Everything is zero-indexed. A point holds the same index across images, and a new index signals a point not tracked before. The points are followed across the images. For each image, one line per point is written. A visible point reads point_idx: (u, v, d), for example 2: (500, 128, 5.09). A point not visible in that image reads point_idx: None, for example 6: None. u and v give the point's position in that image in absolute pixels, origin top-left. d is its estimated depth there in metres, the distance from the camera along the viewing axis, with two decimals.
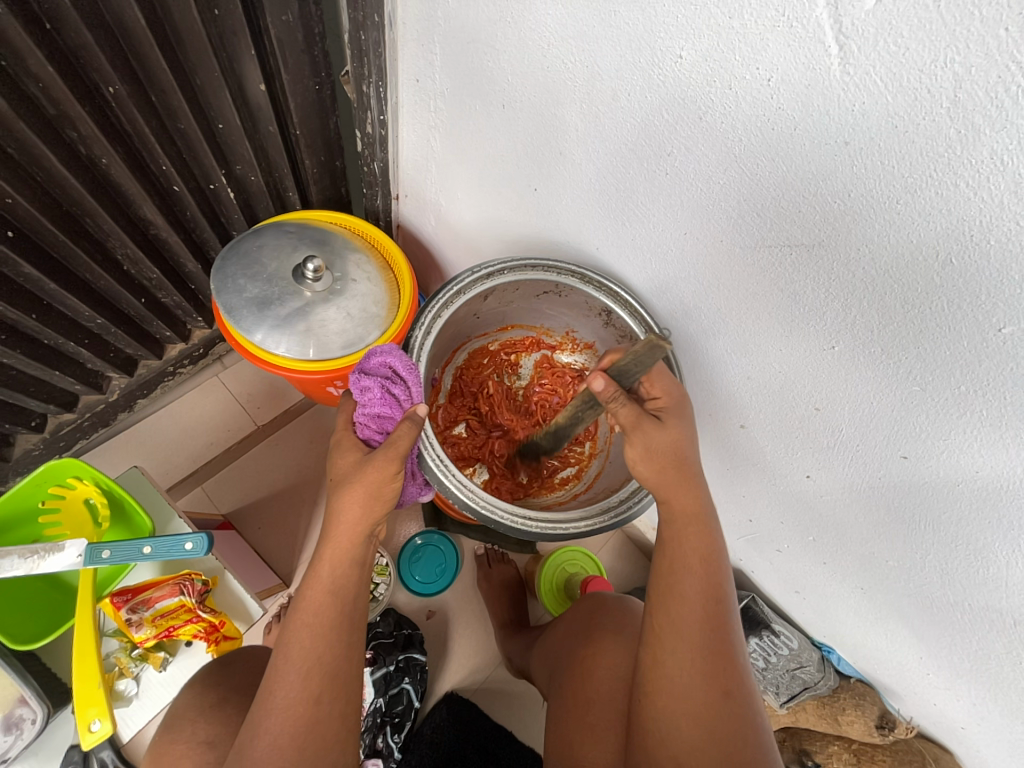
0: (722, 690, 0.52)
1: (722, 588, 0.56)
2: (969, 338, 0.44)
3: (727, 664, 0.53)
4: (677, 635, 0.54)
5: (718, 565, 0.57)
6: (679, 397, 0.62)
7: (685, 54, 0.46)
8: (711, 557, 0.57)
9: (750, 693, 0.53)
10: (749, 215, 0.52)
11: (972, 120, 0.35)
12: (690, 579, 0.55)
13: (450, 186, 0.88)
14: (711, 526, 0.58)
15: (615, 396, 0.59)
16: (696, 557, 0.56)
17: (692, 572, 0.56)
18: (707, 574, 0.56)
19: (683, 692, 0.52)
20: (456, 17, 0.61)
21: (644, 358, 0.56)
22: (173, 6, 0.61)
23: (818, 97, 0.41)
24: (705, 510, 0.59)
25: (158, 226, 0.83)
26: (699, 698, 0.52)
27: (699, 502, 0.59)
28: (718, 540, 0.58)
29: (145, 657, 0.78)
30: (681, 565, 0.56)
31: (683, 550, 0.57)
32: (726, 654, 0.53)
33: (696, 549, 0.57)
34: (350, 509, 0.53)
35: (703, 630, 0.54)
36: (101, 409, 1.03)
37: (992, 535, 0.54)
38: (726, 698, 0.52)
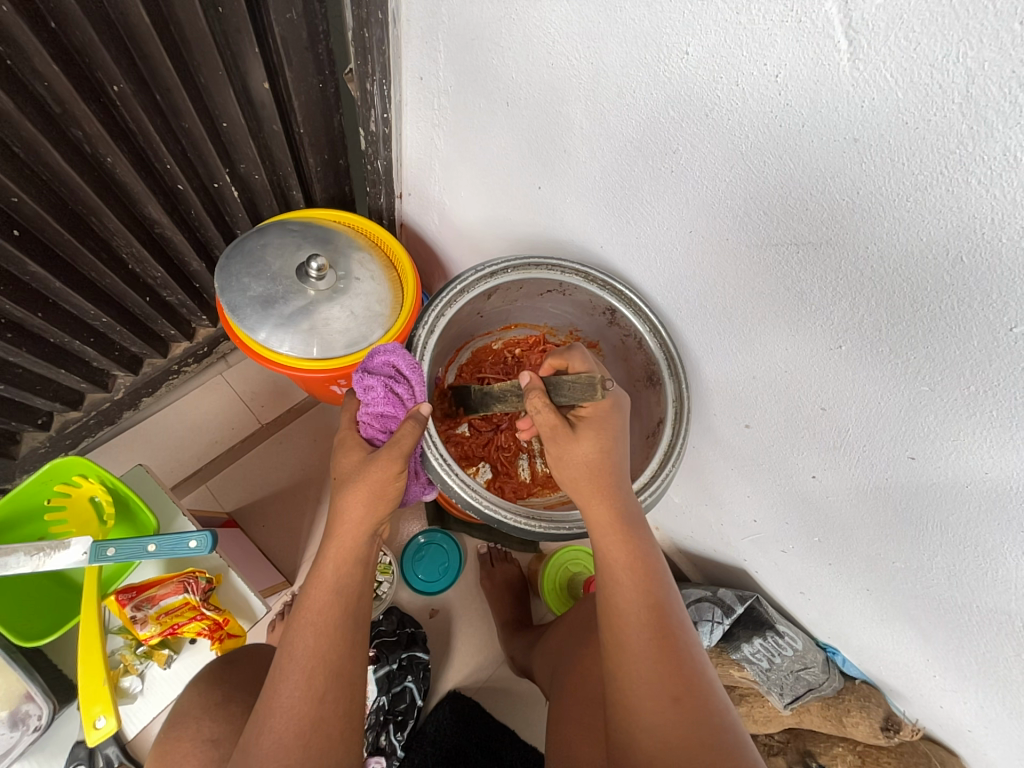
0: (673, 696, 0.51)
1: (655, 594, 0.56)
2: (979, 337, 0.44)
3: (674, 670, 0.52)
4: (619, 645, 0.54)
5: (649, 573, 0.57)
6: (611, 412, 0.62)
7: (692, 50, 0.46)
8: (641, 566, 0.57)
9: (709, 696, 0.52)
10: (756, 213, 0.52)
11: (985, 115, 0.35)
12: (619, 590, 0.56)
13: (454, 184, 0.87)
14: (640, 536, 0.59)
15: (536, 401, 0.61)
16: (626, 568, 0.57)
17: (622, 583, 0.56)
18: (637, 584, 0.56)
19: (635, 701, 0.52)
20: (461, 14, 0.61)
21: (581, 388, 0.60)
22: (178, 5, 0.61)
23: (827, 93, 0.41)
24: (629, 520, 0.59)
25: (163, 225, 0.83)
26: (652, 708, 0.51)
27: (622, 513, 0.59)
28: (648, 548, 0.58)
29: (150, 654, 0.79)
30: (611, 578, 0.57)
31: (610, 563, 0.57)
32: (671, 660, 0.53)
33: (622, 560, 0.57)
34: (354, 508, 0.53)
35: (642, 638, 0.53)
36: (107, 408, 1.04)
37: (1001, 536, 0.53)
38: (679, 705, 0.50)
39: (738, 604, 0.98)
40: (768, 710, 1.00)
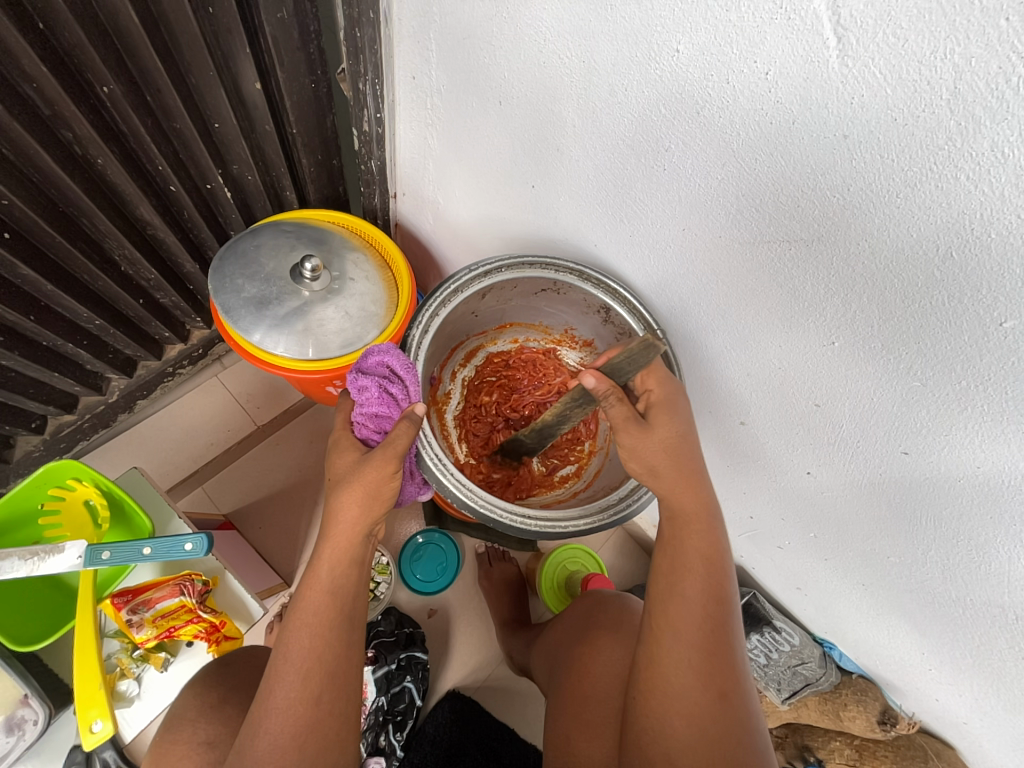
0: (717, 692, 0.51)
1: (723, 590, 0.55)
2: (971, 332, 0.44)
3: (724, 666, 0.52)
4: (674, 635, 0.53)
5: (721, 568, 0.55)
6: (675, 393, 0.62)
7: (683, 48, 0.46)
8: (714, 559, 0.55)
9: (745, 696, 0.52)
10: (748, 210, 0.52)
11: (972, 112, 0.35)
12: (692, 580, 0.54)
13: (448, 183, 0.87)
14: (716, 528, 0.57)
15: (608, 394, 0.61)
16: (700, 558, 0.55)
17: (695, 573, 0.55)
18: (709, 577, 0.54)
19: (677, 692, 0.51)
20: (452, 13, 0.61)
21: (637, 357, 0.60)
22: (168, 5, 0.60)
23: (816, 90, 0.41)
24: (709, 511, 0.58)
25: (156, 227, 0.83)
26: (695, 700, 0.51)
27: (704, 501, 0.58)
28: (722, 542, 0.57)
29: (146, 658, 0.78)
30: (684, 566, 0.55)
31: (687, 550, 0.56)
32: (723, 656, 0.52)
33: (699, 549, 0.56)
34: (348, 509, 0.53)
35: (702, 630, 0.52)
36: (101, 411, 1.03)
37: (993, 529, 0.54)
38: (722, 700, 0.51)
39: None
40: (766, 706, 1.00)
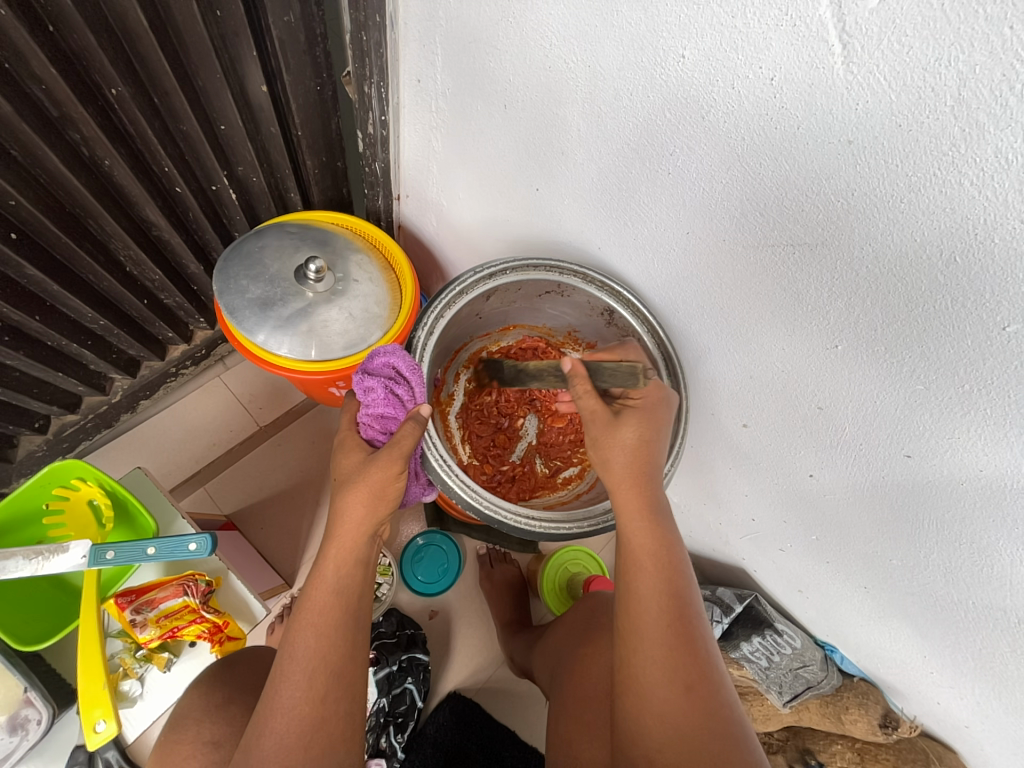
0: (686, 687, 0.51)
1: (677, 585, 0.55)
2: (973, 336, 0.44)
3: (690, 661, 0.52)
4: (635, 633, 0.54)
5: (673, 563, 0.56)
6: (660, 403, 0.63)
7: (688, 53, 0.46)
8: (666, 555, 0.56)
9: (718, 688, 0.52)
10: (752, 214, 0.52)
11: (977, 118, 0.35)
12: (644, 579, 0.55)
13: (452, 185, 0.88)
14: (666, 525, 0.58)
15: (581, 383, 0.62)
16: (651, 556, 0.56)
17: (646, 571, 0.55)
18: (661, 574, 0.55)
19: (644, 688, 0.52)
20: (459, 17, 0.61)
21: (620, 372, 0.63)
22: (176, 8, 0.61)
23: (821, 95, 0.41)
24: (658, 508, 0.58)
25: (161, 228, 0.83)
26: (663, 696, 0.51)
27: (652, 500, 0.59)
28: (672, 538, 0.58)
29: (149, 657, 0.78)
30: (636, 566, 0.56)
31: (636, 550, 0.57)
32: (687, 650, 0.52)
33: (648, 548, 0.56)
34: (354, 509, 0.53)
35: (660, 628, 0.53)
36: (104, 411, 1.03)
37: (995, 533, 0.54)
38: (691, 695, 0.51)
39: (737, 603, 0.98)
40: (766, 709, 1.00)
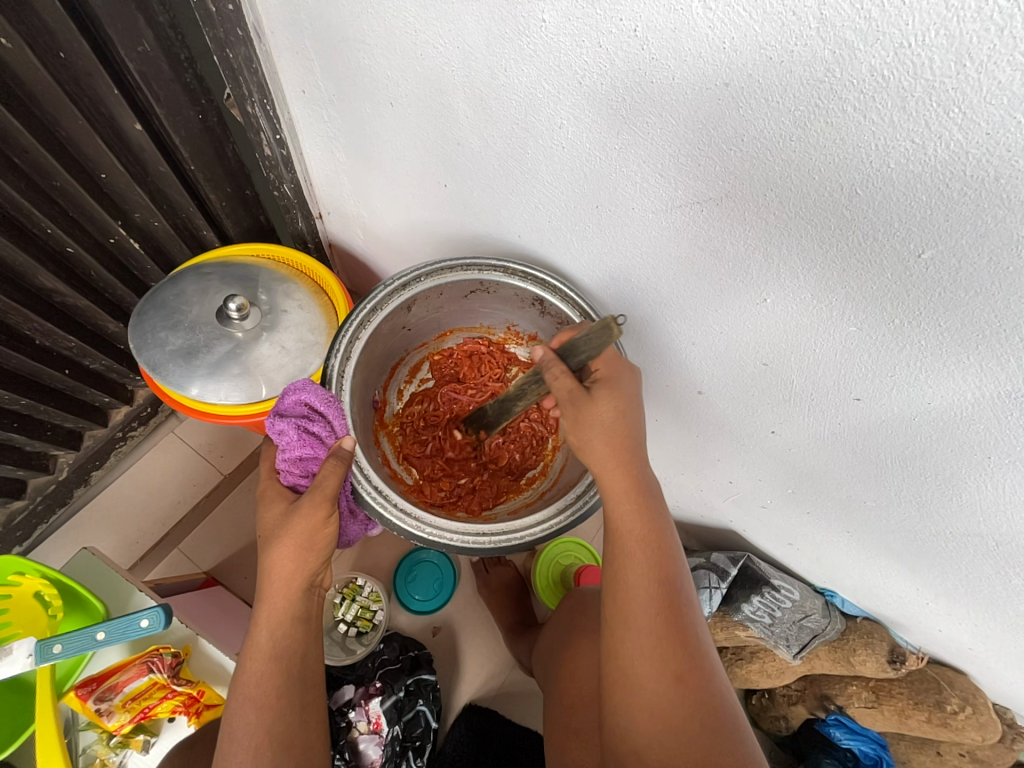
0: (676, 676, 0.49)
1: (668, 568, 0.53)
2: (892, 269, 0.42)
3: (680, 649, 0.50)
4: (624, 624, 0.51)
5: (664, 546, 0.54)
6: (624, 371, 0.59)
7: (548, 17, 0.43)
8: (656, 538, 0.54)
9: (709, 676, 0.49)
10: (654, 177, 0.49)
11: (844, 37, 0.33)
12: (633, 566, 0.53)
13: (366, 194, 0.84)
14: (654, 508, 0.55)
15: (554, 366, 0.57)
16: (639, 540, 0.53)
17: (635, 556, 0.53)
18: (650, 558, 0.53)
19: (636, 683, 0.49)
20: (321, 17, 0.57)
21: (597, 337, 0.56)
22: (11, 57, 0.56)
23: (688, 40, 0.38)
24: (646, 490, 0.55)
25: (63, 293, 0.78)
26: (652, 689, 0.49)
27: (638, 482, 0.55)
28: (662, 520, 0.55)
29: (124, 743, 0.71)
30: (624, 551, 0.53)
31: (624, 534, 0.54)
32: (677, 638, 0.50)
33: (636, 531, 0.54)
34: (282, 565, 0.53)
35: (650, 616, 0.50)
36: (54, 490, 0.99)
37: (960, 461, 0.53)
38: (680, 683, 0.48)
39: (732, 566, 0.94)
40: (778, 664, 0.96)
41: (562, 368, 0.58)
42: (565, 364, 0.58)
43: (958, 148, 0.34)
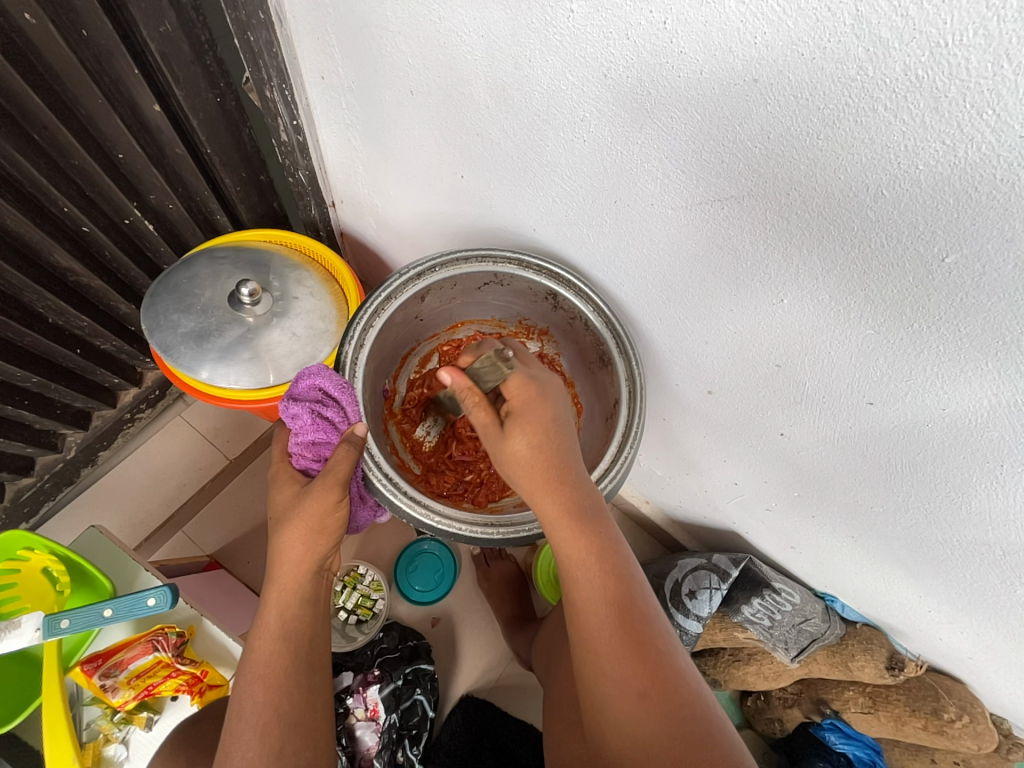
0: (640, 693, 0.49)
1: (616, 586, 0.52)
2: (914, 273, 0.42)
3: (641, 665, 0.49)
4: (585, 642, 0.52)
5: (611, 563, 0.53)
6: (534, 397, 0.58)
7: (576, 7, 0.43)
8: (600, 558, 0.53)
9: (677, 688, 0.49)
10: (676, 172, 0.49)
11: (879, 34, 0.32)
12: (580, 589, 0.53)
13: (381, 184, 0.83)
14: (597, 527, 0.54)
15: (467, 397, 0.59)
16: (582, 563, 0.53)
17: (580, 580, 0.53)
18: (597, 579, 0.52)
19: (605, 698, 0.50)
20: (344, 3, 0.57)
21: (489, 369, 0.60)
22: (35, 35, 0.56)
23: (718, 34, 0.38)
24: (583, 510, 0.54)
25: (77, 272, 0.79)
26: (619, 704, 0.49)
27: (570, 505, 0.54)
28: (606, 537, 0.54)
29: (128, 719, 0.72)
30: (571, 575, 0.53)
31: (567, 560, 0.54)
32: (636, 655, 0.50)
33: (578, 556, 0.53)
34: (292, 548, 0.54)
35: (606, 635, 0.51)
36: (62, 468, 1.00)
37: (971, 470, 0.53)
38: (645, 700, 0.48)
39: (733, 568, 0.94)
40: (776, 667, 0.96)
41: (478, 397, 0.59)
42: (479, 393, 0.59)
43: (989, 152, 0.33)
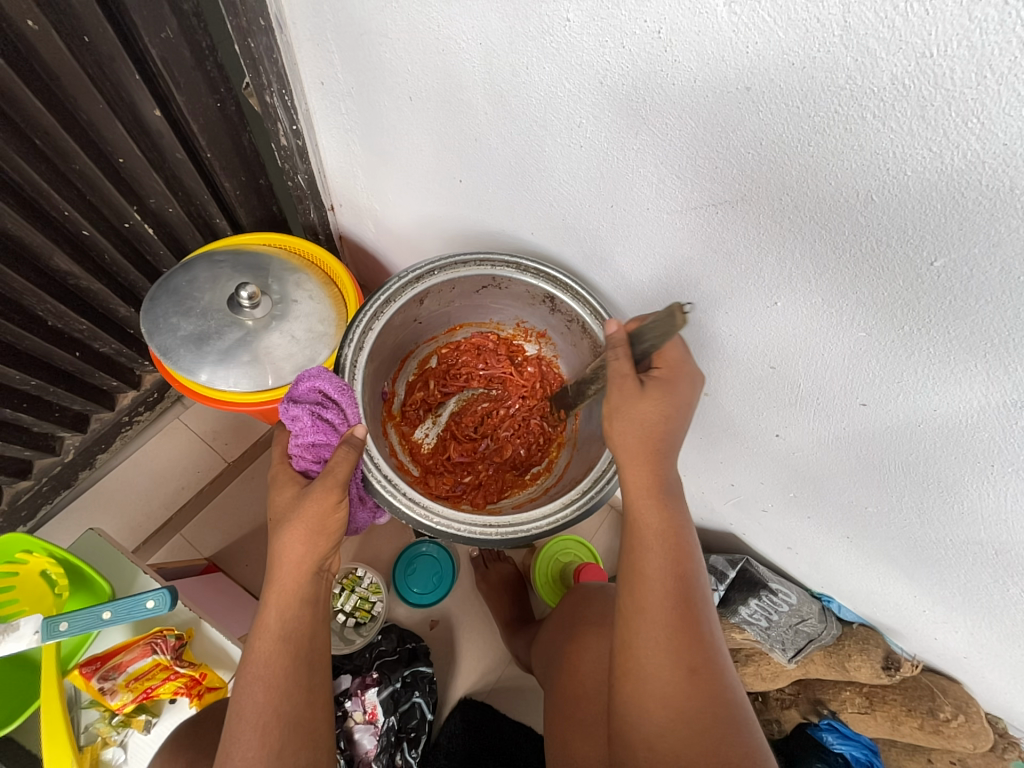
0: (690, 669, 0.49)
1: (685, 563, 0.53)
2: (904, 276, 0.43)
3: (694, 642, 0.50)
4: (639, 613, 0.51)
5: (682, 541, 0.53)
6: (685, 376, 0.56)
7: (573, 16, 0.43)
8: (675, 534, 0.53)
9: (719, 669, 0.50)
10: (671, 177, 0.50)
11: (866, 45, 0.33)
12: (651, 559, 0.52)
13: (380, 188, 0.84)
14: (674, 502, 0.55)
15: (618, 349, 0.57)
16: (658, 534, 0.53)
17: (653, 550, 0.52)
18: (668, 553, 0.52)
19: (649, 674, 0.50)
20: (344, 10, 0.58)
21: (663, 325, 0.51)
22: (36, 41, 0.57)
23: (710, 43, 0.38)
24: (669, 486, 0.55)
25: (77, 276, 0.79)
26: (666, 680, 0.49)
27: (661, 477, 0.54)
28: (681, 516, 0.54)
29: (127, 722, 0.72)
30: (642, 543, 0.53)
31: (644, 528, 0.53)
32: (691, 631, 0.50)
33: (655, 525, 0.53)
34: (293, 549, 0.54)
35: (667, 609, 0.50)
36: (59, 471, 0.99)
37: (962, 470, 0.54)
38: (694, 677, 0.49)
39: (730, 569, 0.95)
40: (773, 667, 0.96)
41: (626, 354, 0.57)
42: (628, 349, 0.57)
43: (974, 158, 0.34)
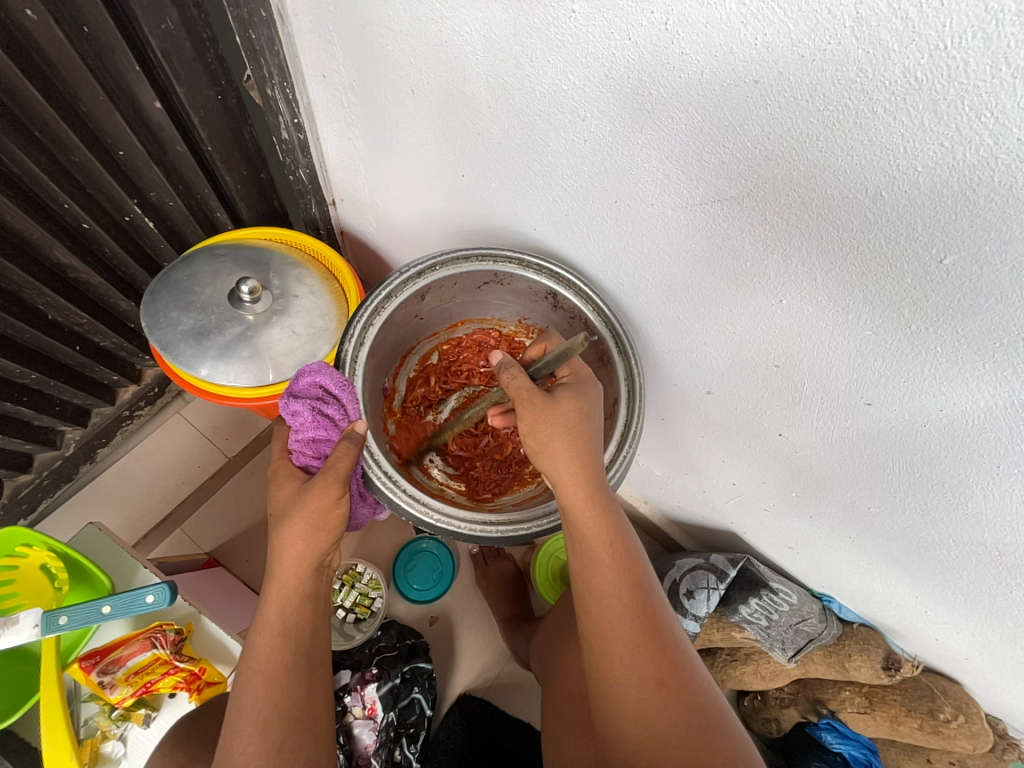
0: (657, 681, 0.49)
1: (635, 573, 0.53)
2: (912, 273, 0.42)
3: (659, 652, 0.50)
4: (600, 632, 0.51)
5: (628, 550, 0.54)
6: (588, 375, 0.61)
7: (578, 7, 0.43)
8: (620, 543, 0.54)
9: (690, 675, 0.50)
10: (676, 173, 0.49)
11: (879, 36, 0.33)
12: (602, 576, 0.53)
13: (381, 182, 0.83)
14: (616, 514, 0.55)
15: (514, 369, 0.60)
16: (605, 548, 0.54)
17: (602, 565, 0.53)
18: (617, 565, 0.53)
19: (619, 691, 0.50)
20: (346, 2, 0.57)
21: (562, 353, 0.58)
22: (35, 30, 0.56)
23: (718, 35, 0.38)
24: (606, 495, 0.56)
25: (77, 269, 0.79)
26: (635, 695, 0.49)
27: (597, 488, 0.55)
28: (624, 526, 0.55)
29: (126, 716, 0.72)
30: (592, 560, 0.54)
31: (591, 545, 0.54)
32: (654, 641, 0.51)
33: (601, 540, 0.54)
34: (294, 544, 0.54)
35: (625, 623, 0.51)
36: (60, 465, 1.00)
37: (968, 471, 0.53)
38: (662, 689, 0.49)
39: (731, 567, 0.94)
40: (773, 666, 0.96)
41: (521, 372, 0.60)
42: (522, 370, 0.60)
43: (987, 154, 0.34)
